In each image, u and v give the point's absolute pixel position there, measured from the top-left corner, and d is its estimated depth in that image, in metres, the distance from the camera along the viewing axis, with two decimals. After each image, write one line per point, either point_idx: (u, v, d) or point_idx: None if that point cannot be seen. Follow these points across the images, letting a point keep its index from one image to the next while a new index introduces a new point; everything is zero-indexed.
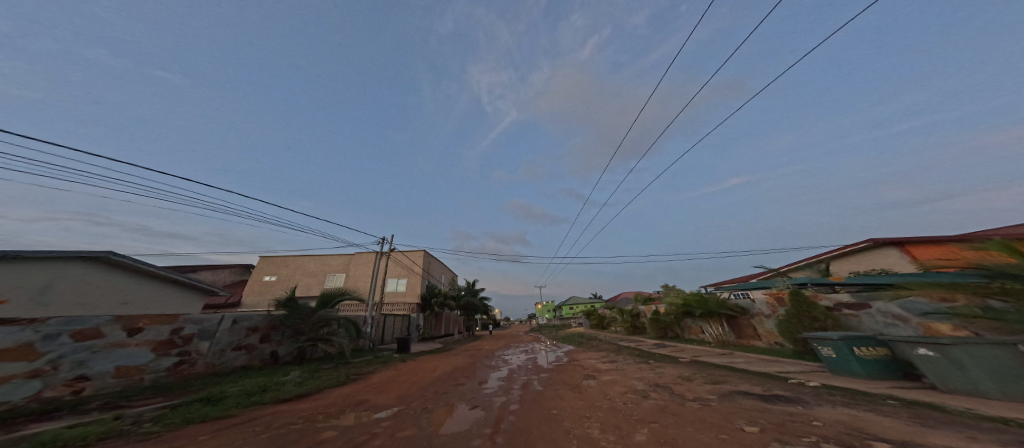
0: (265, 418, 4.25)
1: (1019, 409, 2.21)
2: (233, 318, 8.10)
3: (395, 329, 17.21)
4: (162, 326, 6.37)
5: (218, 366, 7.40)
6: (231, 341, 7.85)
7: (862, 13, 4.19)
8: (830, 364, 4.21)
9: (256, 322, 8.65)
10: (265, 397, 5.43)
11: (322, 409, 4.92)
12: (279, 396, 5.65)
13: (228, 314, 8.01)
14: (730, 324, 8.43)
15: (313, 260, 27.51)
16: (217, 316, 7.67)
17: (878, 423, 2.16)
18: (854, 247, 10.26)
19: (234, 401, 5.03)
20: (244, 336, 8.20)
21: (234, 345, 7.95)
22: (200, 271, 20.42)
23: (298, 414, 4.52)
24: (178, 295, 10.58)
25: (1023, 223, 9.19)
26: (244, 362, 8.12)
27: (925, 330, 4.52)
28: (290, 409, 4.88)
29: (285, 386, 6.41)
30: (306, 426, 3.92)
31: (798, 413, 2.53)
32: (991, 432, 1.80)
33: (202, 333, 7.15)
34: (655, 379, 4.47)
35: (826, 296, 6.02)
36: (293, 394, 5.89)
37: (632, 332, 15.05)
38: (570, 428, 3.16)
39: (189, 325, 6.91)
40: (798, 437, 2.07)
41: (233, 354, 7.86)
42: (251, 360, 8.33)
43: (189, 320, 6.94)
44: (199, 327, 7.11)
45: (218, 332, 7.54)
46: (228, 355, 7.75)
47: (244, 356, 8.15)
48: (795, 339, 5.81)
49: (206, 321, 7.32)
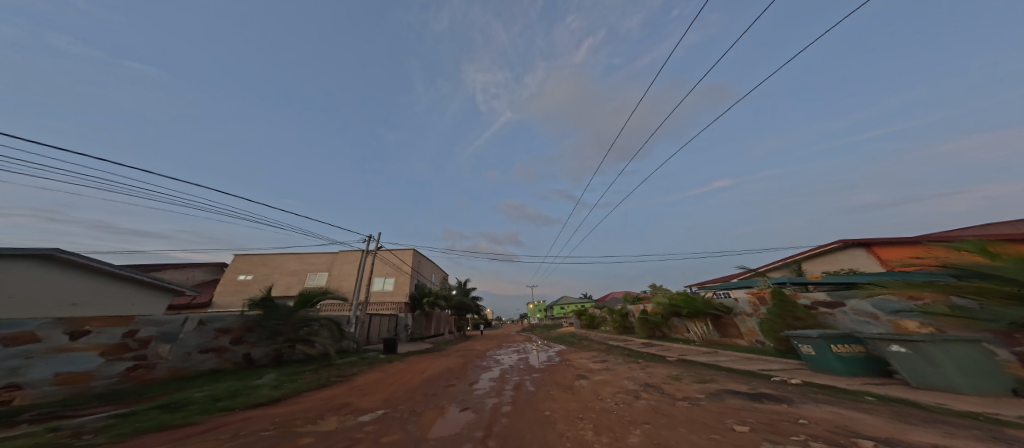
0: (233, 425, 4.01)
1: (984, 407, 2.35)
2: (201, 319, 7.62)
3: (382, 330, 16.81)
4: (116, 329, 5.89)
5: (183, 370, 6.96)
6: (198, 343, 7.40)
7: (835, 26, 4.45)
8: (810, 362, 4.43)
9: (226, 323, 8.19)
10: (234, 402, 5.15)
11: (298, 414, 4.69)
12: (251, 401, 5.36)
13: (194, 314, 7.52)
14: (715, 323, 8.73)
15: (294, 258, 26.46)
16: (180, 317, 7.20)
17: (863, 422, 2.27)
18: (827, 248, 10.82)
19: (199, 408, 4.72)
20: (213, 338, 7.75)
21: (202, 347, 7.49)
22: (168, 271, 19.24)
23: (272, 420, 4.31)
24: (141, 295, 9.88)
25: (976, 226, 9.91)
26: (214, 365, 7.69)
27: (896, 327, 4.85)
28: (263, 414, 4.65)
29: (259, 390, 6.10)
30: (282, 432, 3.75)
31: (785, 412, 2.62)
32: (965, 430, 1.88)
33: (163, 335, 6.68)
34: (646, 379, 4.55)
35: (804, 295, 6.33)
36: (267, 398, 5.60)
37: (621, 331, 15.32)
38: (562, 430, 3.14)
39: (145, 327, 6.39)
40: (787, 437, 2.11)
41: (201, 357, 7.42)
42: (223, 363, 7.91)
43: (147, 321, 6.46)
44: (159, 329, 6.64)
45: (183, 334, 7.09)
46: (195, 358, 7.30)
47: (214, 359, 7.71)
48: (779, 338, 6.10)
49: (167, 322, 6.85)
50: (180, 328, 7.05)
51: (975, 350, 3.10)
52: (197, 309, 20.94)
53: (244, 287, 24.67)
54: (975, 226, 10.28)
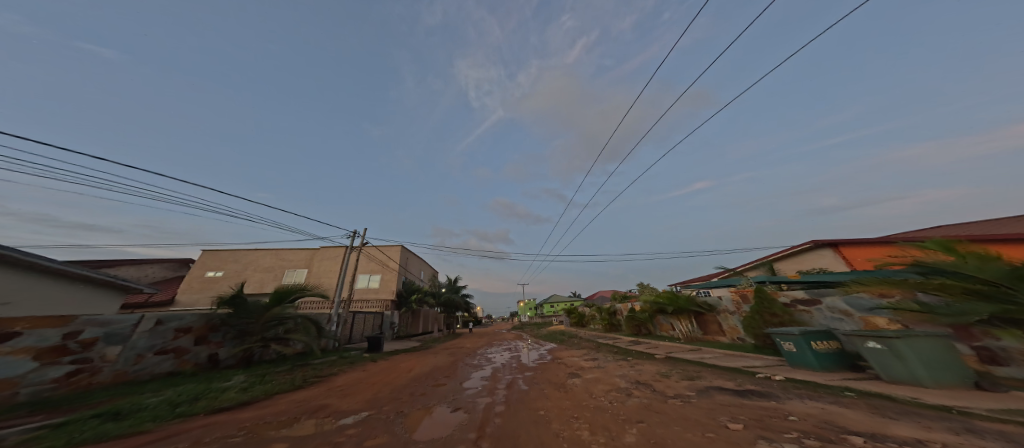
0: (191, 433, 3.71)
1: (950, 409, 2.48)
2: (159, 318, 7.07)
3: (365, 328, 16.33)
4: (50, 330, 5.35)
5: (131, 374, 6.39)
6: (152, 344, 6.83)
7: (817, 38, 4.69)
8: (789, 357, 4.66)
9: (187, 322, 7.66)
10: (194, 408, 4.78)
11: (269, 418, 4.43)
12: (213, 405, 5.00)
13: (150, 313, 6.98)
14: (698, 320, 9.06)
15: (270, 254, 25.12)
16: (133, 316, 6.67)
17: (845, 416, 2.40)
18: (798, 249, 11.48)
19: (150, 415, 4.34)
20: (171, 339, 7.21)
21: (157, 348, 6.93)
22: (122, 267, 17.71)
23: (238, 426, 4.03)
24: (87, 294, 9.22)
25: (932, 230, 10.72)
26: (170, 367, 7.13)
27: (866, 324, 5.19)
28: (227, 420, 4.34)
29: (225, 393, 5.71)
30: (250, 438, 3.50)
31: (774, 408, 2.73)
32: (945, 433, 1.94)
33: (109, 336, 6.14)
34: (636, 376, 4.62)
35: (783, 293, 6.66)
36: (233, 402, 5.24)
37: (609, 328, 15.64)
38: (558, 430, 3.12)
39: (90, 328, 5.87)
40: (780, 433, 2.17)
41: (155, 359, 6.86)
42: (181, 365, 7.35)
43: (90, 322, 5.92)
44: (105, 329, 6.09)
45: (134, 335, 6.55)
46: (148, 360, 6.74)
47: (170, 360, 7.16)
48: (760, 335, 6.43)
49: (115, 322, 6.30)
50: (132, 329, 6.52)
51: (942, 346, 3.40)
52: (161, 308, 19.55)
53: (215, 285, 23.28)
54: (930, 229, 11.12)
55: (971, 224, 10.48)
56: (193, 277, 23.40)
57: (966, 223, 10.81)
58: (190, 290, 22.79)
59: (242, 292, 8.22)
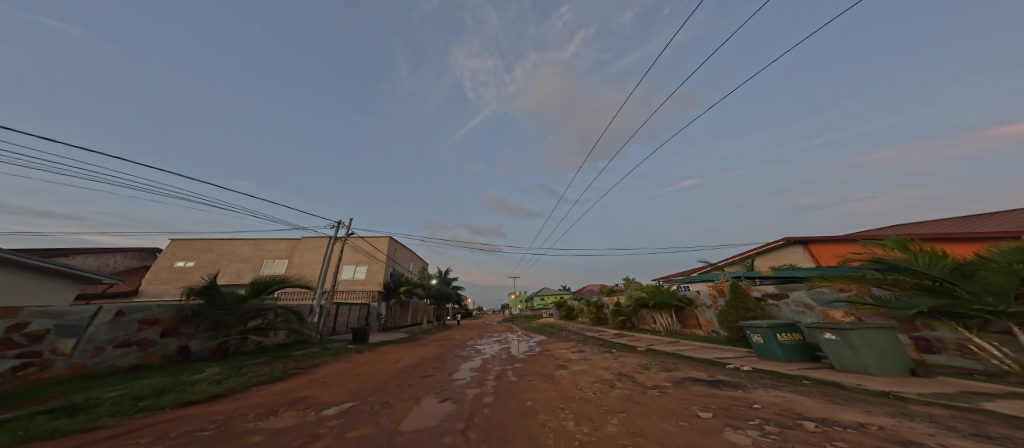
0: (159, 427, 3.64)
1: (888, 398, 2.79)
2: (120, 310, 6.79)
3: (350, 319, 16.14)
4: None
5: (90, 367, 6.07)
6: (114, 337, 6.51)
7: (796, 46, 5.03)
8: (757, 349, 5.06)
9: (155, 314, 7.35)
10: (160, 402, 4.64)
11: (245, 411, 4.38)
12: (182, 398, 4.87)
13: (110, 304, 6.68)
14: (678, 314, 9.58)
15: (247, 244, 24.09)
16: (92, 307, 6.38)
17: (802, 404, 2.68)
18: (772, 245, 12.24)
19: (111, 409, 4.19)
20: (135, 331, 6.90)
21: (119, 341, 6.62)
22: (78, 256, 16.44)
23: (210, 419, 3.98)
24: (33, 284, 8.50)
25: (891, 229, 11.58)
26: (135, 360, 6.82)
27: (825, 317, 5.70)
28: (198, 413, 4.26)
29: (196, 386, 5.57)
30: (223, 431, 3.47)
31: (743, 397, 3.00)
32: (883, 422, 2.19)
33: (62, 328, 5.80)
34: (619, 368, 4.89)
35: (756, 287, 7.13)
36: (205, 395, 5.13)
37: (596, 322, 16.16)
38: (545, 420, 3.28)
39: (39, 320, 5.54)
40: (746, 421, 2.41)
41: (117, 352, 6.54)
42: (147, 358, 7.03)
43: (39, 314, 5.58)
44: (57, 321, 5.77)
45: (92, 327, 6.22)
46: (109, 353, 6.41)
47: (135, 353, 6.84)
48: (733, 327, 6.88)
49: (68, 314, 5.99)
50: (89, 320, 6.22)
51: (888, 337, 3.80)
52: (125, 299, 18.40)
53: (186, 275, 22.14)
54: (890, 228, 12.01)
55: (924, 225, 11.39)
56: (160, 267, 22.10)
57: (920, 223, 11.74)
58: (158, 280, 21.57)
59: (215, 283, 7.89)
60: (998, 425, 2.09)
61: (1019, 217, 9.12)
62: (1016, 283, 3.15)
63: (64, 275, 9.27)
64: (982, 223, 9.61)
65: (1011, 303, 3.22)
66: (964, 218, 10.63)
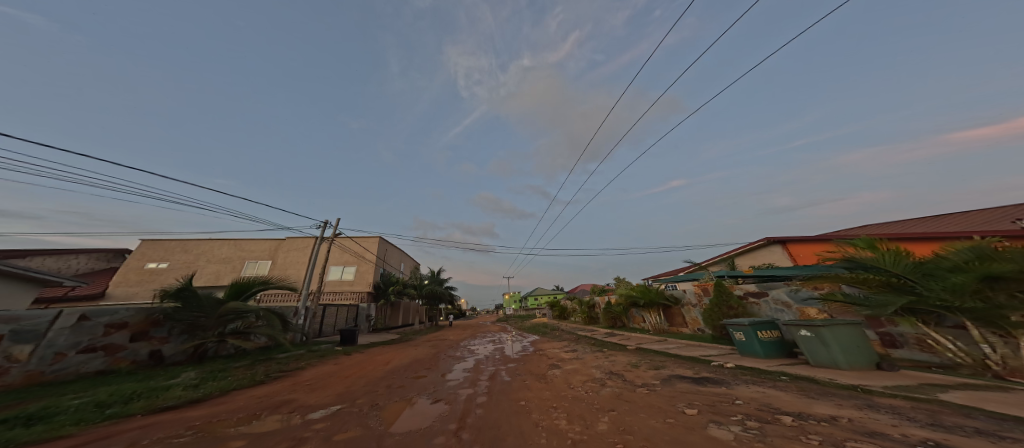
0: (128, 435, 3.49)
1: (858, 393, 3.00)
2: (84, 313, 6.45)
3: (337, 320, 15.84)
4: None
5: (50, 375, 5.72)
6: (77, 342, 6.16)
7: (779, 51, 5.25)
8: (739, 346, 5.30)
9: (122, 317, 7.02)
10: (129, 409, 4.44)
11: (226, 416, 4.28)
12: (155, 405, 4.68)
13: (74, 308, 6.35)
14: (666, 312, 9.89)
15: (226, 244, 23.19)
16: (51, 311, 6.03)
17: (780, 399, 2.86)
18: (754, 245, 12.79)
19: (74, 418, 4.00)
20: (101, 335, 6.57)
21: (83, 346, 6.28)
22: (36, 257, 15.44)
23: (186, 425, 3.87)
24: None
25: (865, 230, 12.23)
26: (101, 366, 6.49)
27: (802, 314, 6.04)
28: (172, 420, 4.12)
29: (171, 391, 5.38)
30: (202, 437, 3.39)
31: (725, 394, 3.16)
32: (850, 415, 2.36)
33: (18, 334, 5.45)
34: (610, 367, 5.04)
35: (738, 286, 7.43)
36: (180, 400, 4.96)
37: (588, 321, 16.48)
38: (537, 420, 3.35)
39: None
40: (728, 416, 2.54)
41: (81, 358, 6.20)
42: (114, 364, 6.72)
43: None
44: (12, 327, 5.41)
45: (52, 332, 5.87)
46: (71, 359, 6.07)
47: (101, 359, 6.52)
48: (717, 325, 7.18)
49: (25, 319, 5.62)
50: (49, 325, 5.85)
51: (856, 333, 4.07)
52: (90, 303, 17.39)
53: (160, 276, 21.13)
54: (864, 228, 12.67)
55: (892, 224, 12.12)
56: (131, 268, 21.02)
57: (887, 223, 12.47)
58: (127, 282, 20.45)
59: (191, 285, 7.58)
60: (950, 414, 2.30)
61: (972, 217, 9.86)
62: (973, 280, 3.42)
63: (17, 276, 8.61)
64: (941, 223, 10.32)
65: (966, 299, 3.51)
66: (928, 218, 11.38)
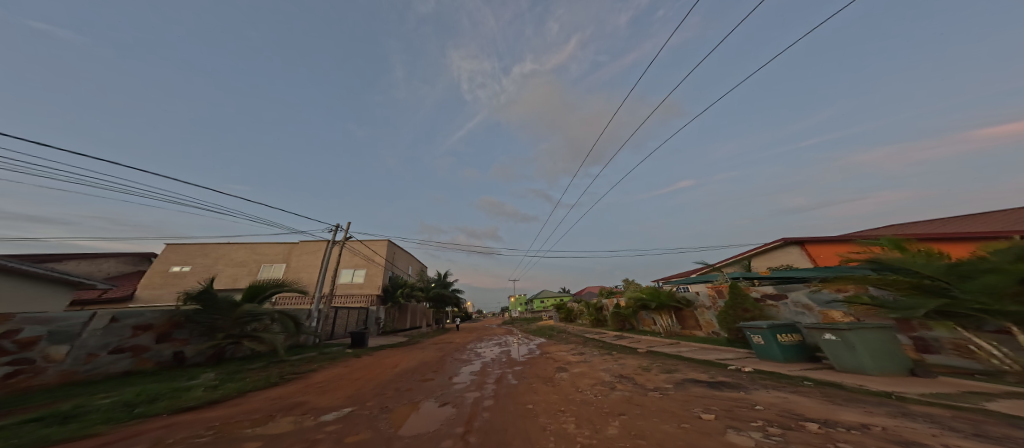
0: (155, 434, 3.59)
1: (890, 400, 2.78)
2: (113, 315, 6.68)
3: (348, 324, 16.05)
4: None
5: (82, 374, 5.96)
6: (106, 343, 6.40)
7: (796, 43, 5.07)
8: (757, 350, 5.07)
9: (148, 319, 7.27)
10: (155, 408, 4.57)
11: (242, 417, 4.34)
12: (177, 405, 4.80)
13: (104, 310, 6.59)
14: (677, 315, 9.60)
15: (243, 248, 23.96)
16: (84, 313, 6.27)
17: (804, 405, 2.67)
18: (770, 246, 12.30)
19: (103, 416, 4.12)
20: (129, 336, 6.80)
21: (112, 346, 6.51)
22: (73, 262, 16.39)
23: (206, 425, 3.93)
24: (25, 289, 8.39)
25: (892, 230, 11.59)
26: (128, 367, 6.72)
27: (824, 317, 5.73)
28: (194, 420, 4.21)
29: (191, 392, 5.50)
30: (220, 437, 3.43)
31: (743, 399, 2.98)
32: (886, 424, 2.17)
33: (55, 334, 5.69)
34: (619, 370, 4.88)
35: (754, 288, 7.16)
36: (200, 401, 5.06)
37: (596, 324, 16.15)
38: (545, 423, 3.25)
39: (29, 327, 5.41)
40: (747, 422, 2.39)
41: (109, 358, 6.43)
42: (140, 364, 6.95)
43: (29, 320, 5.48)
44: (48, 328, 5.64)
45: (85, 333, 6.10)
46: (101, 360, 6.30)
47: (128, 359, 6.74)
48: (732, 328, 6.89)
49: (59, 319, 5.85)
50: (81, 326, 6.08)
51: (886, 337, 3.80)
52: (118, 305, 18.22)
53: (182, 280, 21.93)
54: (891, 229, 12.02)
55: (919, 224, 11.52)
56: (156, 272, 21.92)
57: (913, 223, 11.87)
58: (152, 286, 21.34)
59: (211, 288, 7.81)
60: (997, 425, 2.09)
61: (1009, 216, 9.29)
62: (1011, 283, 3.16)
63: (52, 279, 9.05)
64: (974, 222, 9.75)
65: (1006, 303, 3.24)
66: (959, 217, 10.74)
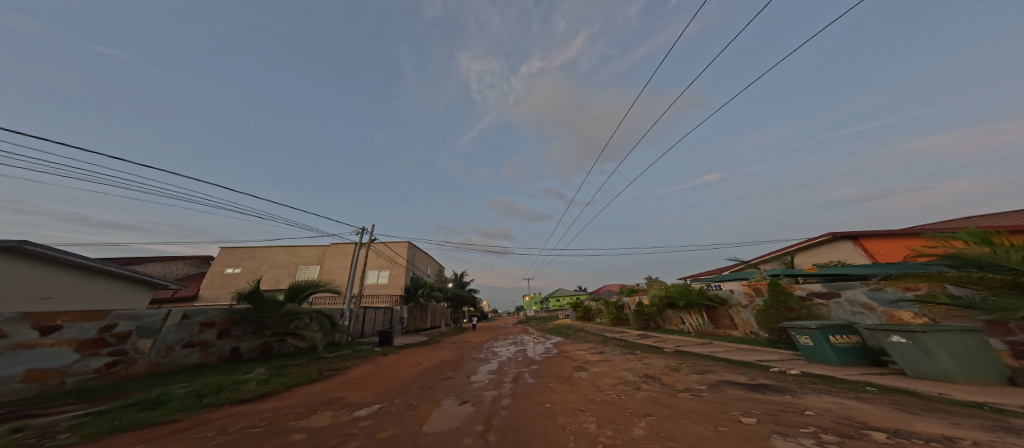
0: (218, 422, 3.89)
1: (982, 412, 2.31)
2: (185, 313, 7.40)
3: (376, 323, 16.69)
4: (90, 323, 5.58)
5: (164, 365, 6.71)
6: (180, 338, 7.13)
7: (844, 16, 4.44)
8: (805, 352, 4.52)
9: (212, 317, 7.97)
10: (219, 399, 4.99)
11: (288, 410, 4.59)
12: (236, 396, 5.21)
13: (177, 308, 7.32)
14: (709, 313, 8.92)
15: (283, 251, 25.91)
16: (162, 311, 6.99)
17: (867, 412, 2.28)
18: (815, 240, 11.08)
19: (180, 405, 4.54)
20: (197, 332, 7.52)
21: (185, 341, 7.24)
22: (146, 264, 18.59)
23: (259, 417, 4.20)
24: (115, 289, 9.56)
25: (965, 222, 10.12)
26: (198, 360, 7.45)
27: (888, 318, 5.02)
28: (249, 411, 4.51)
29: (247, 385, 5.96)
30: (270, 429, 3.63)
31: (789, 403, 2.63)
32: (976, 437, 1.79)
33: (142, 329, 6.42)
34: (644, 370, 4.58)
35: (799, 286, 6.46)
36: (256, 393, 5.46)
37: (615, 323, 15.41)
38: (564, 423, 3.08)
39: (123, 322, 6.10)
40: (796, 428, 2.09)
41: (183, 352, 7.16)
42: (207, 358, 7.65)
43: (124, 316, 6.14)
44: (137, 323, 6.35)
45: (164, 328, 6.84)
46: (176, 353, 7.03)
47: (197, 353, 7.46)
48: (774, 328, 6.25)
49: (145, 316, 6.56)
50: (161, 323, 6.81)
51: (973, 340, 3.20)
52: (182, 303, 20.39)
53: (232, 281, 24.09)
54: (964, 222, 10.50)
55: (1002, 216, 9.95)
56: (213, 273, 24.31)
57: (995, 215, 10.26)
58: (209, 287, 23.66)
59: (260, 289, 8.42)
60: None
61: None
62: None
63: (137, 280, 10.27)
64: None
65: None
66: None
